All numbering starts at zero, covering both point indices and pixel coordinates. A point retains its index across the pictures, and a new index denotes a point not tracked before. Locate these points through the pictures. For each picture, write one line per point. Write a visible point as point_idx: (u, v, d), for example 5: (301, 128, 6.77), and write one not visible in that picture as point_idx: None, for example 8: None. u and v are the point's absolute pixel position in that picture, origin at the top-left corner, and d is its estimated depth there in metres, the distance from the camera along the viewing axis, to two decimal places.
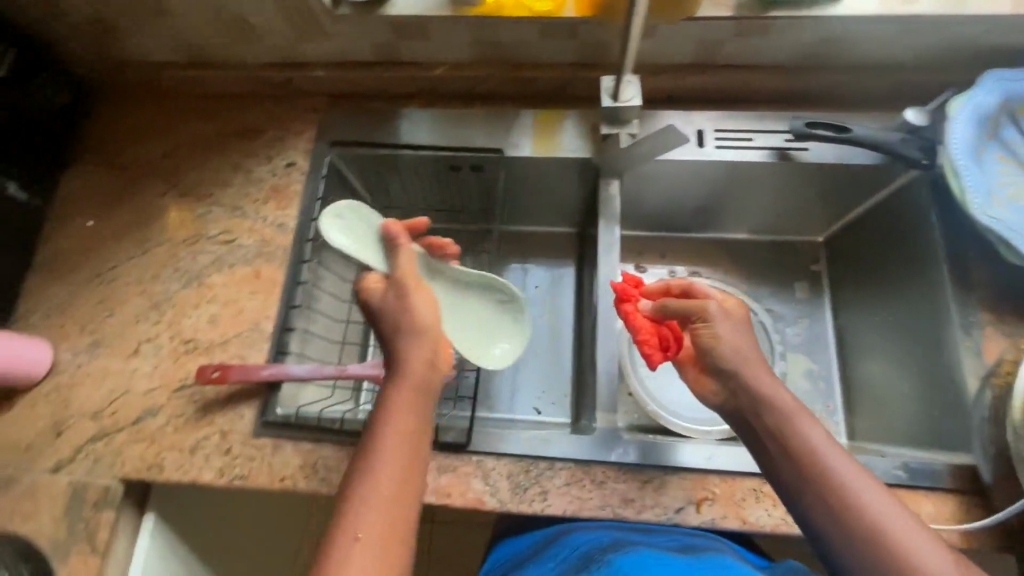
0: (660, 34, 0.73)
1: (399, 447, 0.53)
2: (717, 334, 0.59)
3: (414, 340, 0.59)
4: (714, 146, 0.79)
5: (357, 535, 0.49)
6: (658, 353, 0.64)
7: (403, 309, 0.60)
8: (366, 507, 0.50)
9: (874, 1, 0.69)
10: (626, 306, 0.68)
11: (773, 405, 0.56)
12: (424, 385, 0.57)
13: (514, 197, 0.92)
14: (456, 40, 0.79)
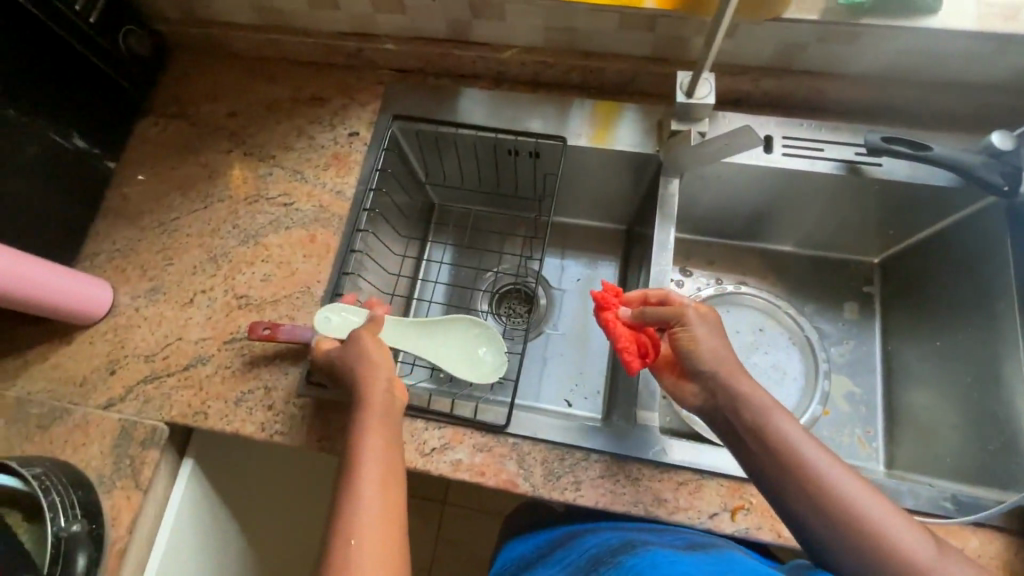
0: (741, 33, 0.71)
1: (377, 473, 0.57)
2: (695, 337, 0.60)
3: (370, 371, 0.63)
4: (782, 153, 0.77)
5: (352, 538, 0.52)
6: (638, 360, 0.64)
7: (353, 355, 0.65)
8: (355, 518, 0.53)
9: (973, 16, 0.66)
10: (608, 314, 0.67)
11: (749, 403, 0.57)
12: (386, 409, 0.62)
13: (566, 188, 0.91)
14: (530, 23, 0.78)
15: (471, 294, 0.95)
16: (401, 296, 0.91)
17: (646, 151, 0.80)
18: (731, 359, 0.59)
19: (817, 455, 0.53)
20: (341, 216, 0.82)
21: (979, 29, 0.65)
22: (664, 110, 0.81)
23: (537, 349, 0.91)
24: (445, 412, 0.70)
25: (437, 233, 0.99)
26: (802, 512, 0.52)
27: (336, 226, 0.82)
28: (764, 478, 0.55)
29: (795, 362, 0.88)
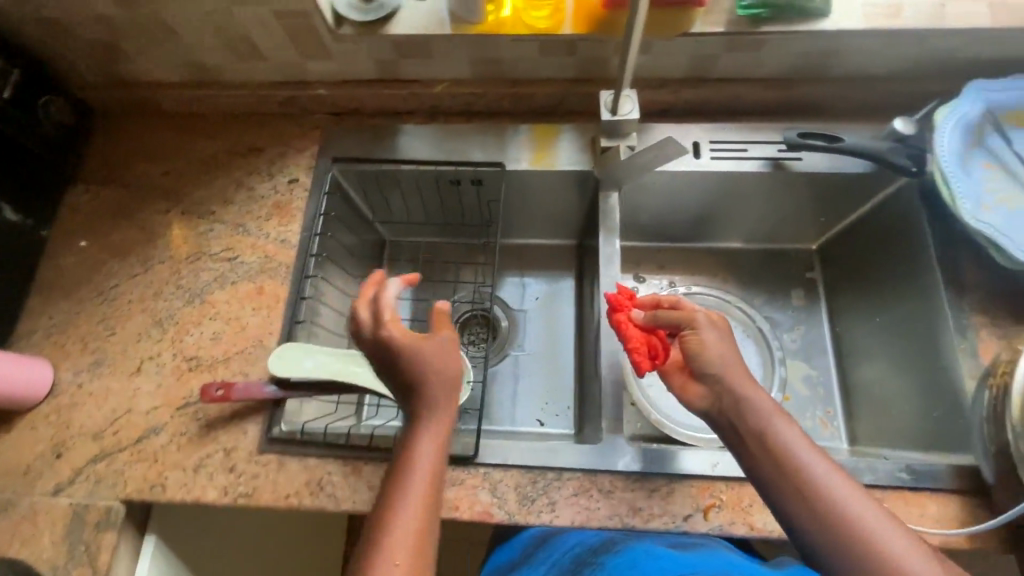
0: (656, 50, 0.75)
1: (422, 496, 0.55)
2: (703, 341, 0.61)
3: (437, 365, 0.59)
4: (710, 157, 0.81)
5: (396, 560, 0.51)
6: (647, 360, 0.66)
7: (422, 352, 0.59)
8: (399, 538, 0.52)
9: (860, 14, 0.71)
10: (620, 316, 0.71)
11: (751, 407, 0.57)
12: (446, 410, 0.59)
13: (512, 212, 0.93)
14: (455, 59, 0.79)
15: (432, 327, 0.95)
16: None
17: (583, 169, 0.83)
18: (721, 364, 0.60)
19: (813, 460, 0.54)
20: (288, 265, 0.81)
21: (869, 28, 0.70)
22: (596, 128, 0.84)
23: (503, 372, 0.92)
24: None
25: (392, 270, 0.99)
26: (800, 517, 0.52)
27: (283, 275, 0.81)
28: (762, 478, 0.55)
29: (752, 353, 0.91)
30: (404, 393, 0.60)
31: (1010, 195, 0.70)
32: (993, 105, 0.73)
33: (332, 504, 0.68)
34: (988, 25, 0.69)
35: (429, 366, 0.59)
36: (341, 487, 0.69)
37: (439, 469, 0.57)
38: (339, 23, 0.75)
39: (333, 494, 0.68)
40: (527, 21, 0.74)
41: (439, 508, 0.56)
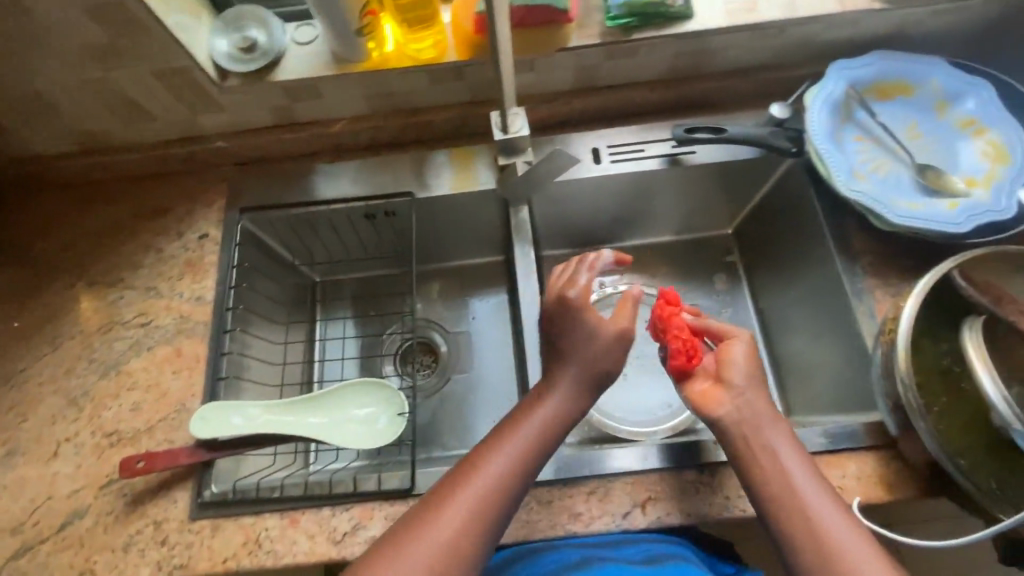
0: (540, 67, 0.77)
1: (515, 460, 0.60)
2: (734, 356, 0.65)
3: (595, 340, 0.66)
4: (610, 161, 0.84)
5: (464, 507, 0.56)
6: (683, 356, 0.69)
7: (593, 326, 0.67)
8: (475, 487, 0.58)
9: (722, 12, 0.75)
10: (669, 309, 0.76)
11: (768, 429, 0.62)
12: (588, 384, 0.66)
13: (434, 237, 0.94)
14: (346, 97, 0.80)
15: (375, 363, 0.95)
16: (294, 384, 0.90)
17: (486, 187, 0.84)
18: (744, 376, 0.64)
19: (809, 485, 0.59)
20: (204, 322, 0.79)
21: (732, 25, 0.74)
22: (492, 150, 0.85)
23: (448, 396, 0.92)
24: (349, 492, 0.69)
25: (324, 310, 0.98)
26: (794, 536, 0.57)
27: (200, 333, 0.79)
28: (765, 486, 0.59)
29: None
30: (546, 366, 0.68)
31: (880, 163, 0.76)
32: (857, 82, 0.78)
33: (272, 561, 0.66)
34: (838, 11, 0.74)
35: (580, 343, 0.66)
36: (280, 541, 0.67)
37: (546, 441, 0.62)
38: (223, 75, 0.75)
39: (271, 550, 0.67)
40: (411, 52, 0.75)
41: (527, 477, 0.60)
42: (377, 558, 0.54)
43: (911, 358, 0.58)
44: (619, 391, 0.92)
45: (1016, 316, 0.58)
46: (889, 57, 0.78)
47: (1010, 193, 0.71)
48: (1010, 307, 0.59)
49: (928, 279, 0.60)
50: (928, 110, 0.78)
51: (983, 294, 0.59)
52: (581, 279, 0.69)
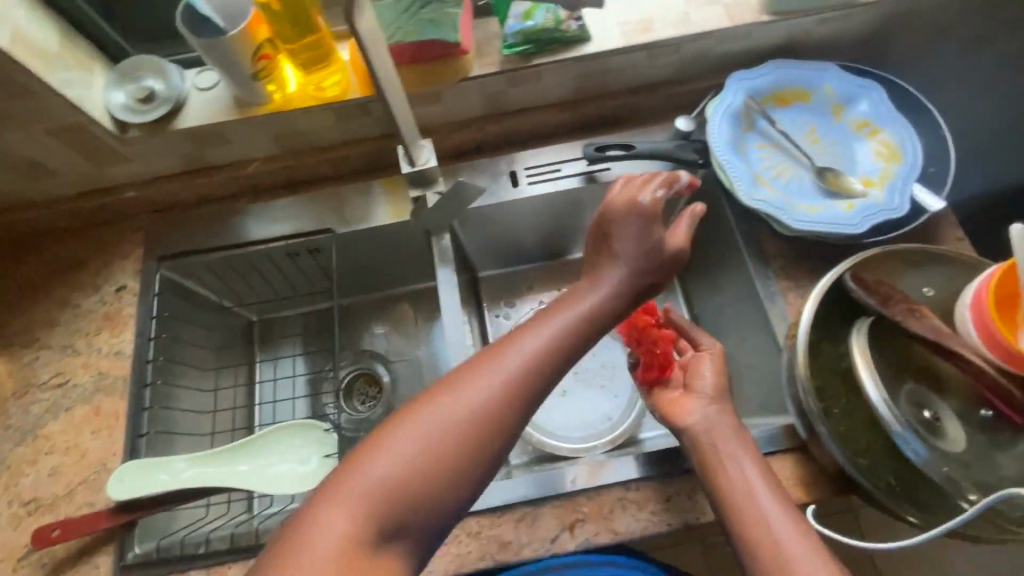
0: (445, 98, 0.78)
1: (546, 349, 0.51)
2: (701, 367, 0.70)
3: (655, 235, 0.59)
4: (528, 183, 0.85)
5: (478, 393, 0.48)
6: (657, 371, 0.75)
7: (657, 224, 0.59)
8: (495, 375, 0.49)
9: (618, 33, 0.76)
10: (646, 318, 0.83)
11: (729, 438, 0.63)
12: (640, 279, 0.58)
13: (359, 270, 0.92)
14: (254, 139, 0.79)
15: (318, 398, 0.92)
16: (226, 431, 0.88)
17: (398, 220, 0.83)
18: (712, 387, 0.68)
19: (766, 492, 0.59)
20: (124, 377, 0.78)
21: (627, 46, 0.76)
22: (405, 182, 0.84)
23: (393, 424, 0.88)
24: None
25: (264, 350, 0.96)
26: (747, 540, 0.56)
27: (120, 389, 0.77)
28: (722, 493, 0.60)
29: (617, 355, 0.97)
30: (599, 250, 0.60)
31: (782, 168, 0.78)
32: (755, 90, 0.80)
33: None
34: (727, 26, 0.76)
35: (637, 236, 0.59)
36: None
37: (586, 335, 0.54)
38: (123, 128, 0.74)
39: None
40: (313, 92, 0.75)
41: (559, 372, 0.52)
42: (384, 436, 0.46)
43: (808, 363, 0.60)
44: (560, 408, 0.93)
45: (903, 315, 0.59)
46: (785, 65, 0.80)
47: (904, 191, 0.73)
48: (897, 306, 0.60)
49: (828, 278, 0.62)
50: (826, 114, 0.80)
51: (872, 294, 0.61)
52: (657, 191, 0.60)
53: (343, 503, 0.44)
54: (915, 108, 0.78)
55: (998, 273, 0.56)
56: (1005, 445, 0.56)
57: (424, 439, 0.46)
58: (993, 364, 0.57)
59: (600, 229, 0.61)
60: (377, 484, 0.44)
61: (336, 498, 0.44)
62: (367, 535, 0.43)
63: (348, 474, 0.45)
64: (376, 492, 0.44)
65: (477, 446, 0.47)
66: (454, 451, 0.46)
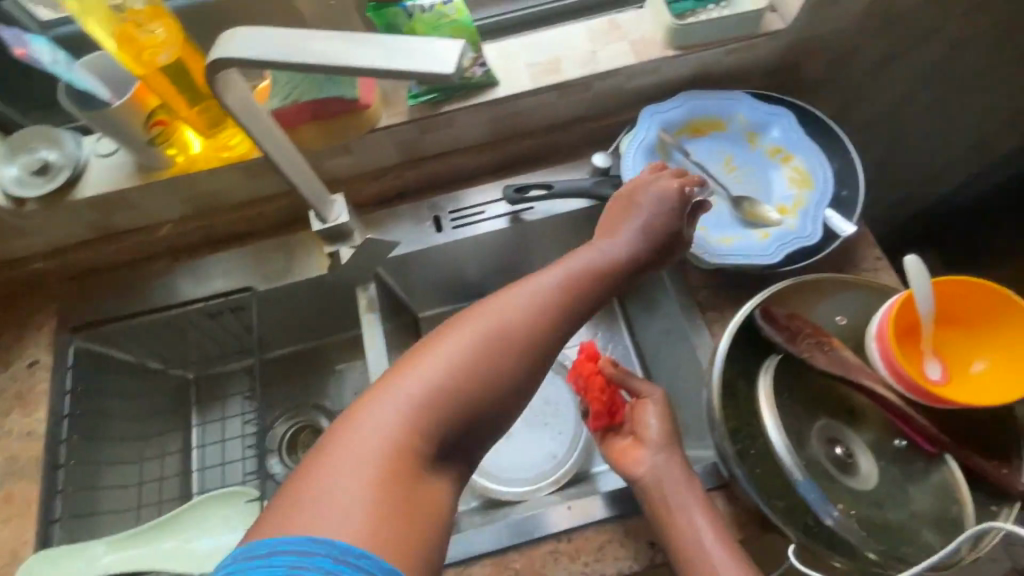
0: (356, 149, 0.77)
1: (565, 287, 0.55)
2: (647, 417, 0.67)
3: (670, 212, 0.65)
4: (452, 227, 0.84)
5: (496, 322, 0.51)
6: (604, 419, 0.71)
7: (676, 207, 0.66)
8: (515, 304, 0.52)
9: (525, 75, 0.76)
10: (589, 365, 0.77)
11: (676, 488, 0.62)
12: (655, 247, 0.64)
13: (288, 322, 0.89)
14: (162, 202, 0.77)
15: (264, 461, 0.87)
16: (152, 505, 0.83)
17: (316, 274, 0.81)
18: (661, 434, 0.66)
19: (713, 545, 0.58)
20: (35, 459, 0.74)
21: (534, 88, 0.75)
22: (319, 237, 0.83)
23: None
24: None
25: (206, 411, 0.91)
26: None
27: (32, 471, 0.74)
28: (671, 550, 0.59)
29: (560, 389, 0.96)
30: (615, 214, 0.66)
31: None
32: (669, 124, 0.80)
33: None
34: (633, 62, 0.76)
35: (657, 204, 0.65)
36: None
37: (606, 286, 0.58)
38: (19, 202, 0.72)
39: None
40: (219, 153, 0.73)
41: (579, 313, 0.55)
42: (428, 355, 0.49)
43: (724, 405, 0.59)
44: (505, 449, 0.91)
45: (810, 351, 0.60)
46: (697, 96, 0.80)
47: (816, 217, 0.74)
48: (804, 342, 0.60)
49: (742, 313, 0.61)
50: (739, 142, 0.81)
51: (779, 330, 0.61)
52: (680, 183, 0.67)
53: (391, 409, 0.46)
54: (824, 132, 0.79)
55: (896, 304, 0.57)
56: (917, 477, 0.57)
57: (460, 362, 0.48)
58: (895, 391, 0.58)
59: (626, 192, 0.68)
60: (423, 397, 0.47)
61: (384, 405, 0.46)
62: (412, 442, 0.45)
63: (394, 386, 0.47)
64: (421, 403, 0.47)
65: (511, 373, 0.50)
66: (492, 374, 0.49)
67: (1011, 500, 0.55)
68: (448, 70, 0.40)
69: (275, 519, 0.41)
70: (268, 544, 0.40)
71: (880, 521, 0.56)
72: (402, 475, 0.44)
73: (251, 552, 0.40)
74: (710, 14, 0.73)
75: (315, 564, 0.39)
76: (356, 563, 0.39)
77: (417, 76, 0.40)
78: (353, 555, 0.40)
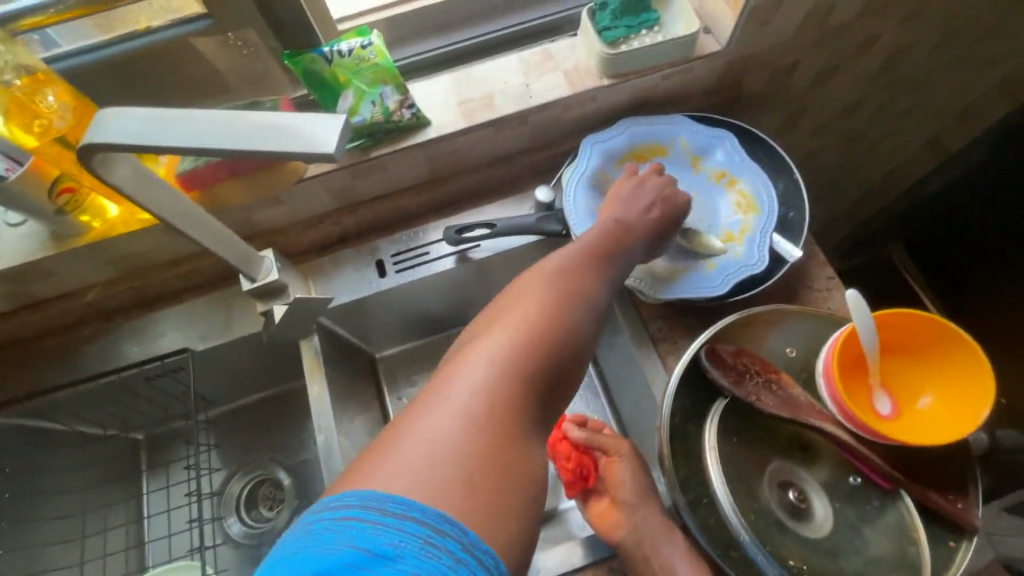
0: (286, 200, 0.73)
1: (601, 258, 0.56)
2: (620, 476, 0.65)
3: (676, 202, 0.68)
4: (396, 271, 0.80)
5: (553, 284, 0.51)
6: (579, 484, 0.66)
7: (681, 198, 0.68)
8: (564, 270, 0.53)
9: (456, 114, 0.73)
10: (554, 433, 0.68)
11: (655, 544, 0.60)
12: (661, 232, 0.66)
13: (232, 378, 0.85)
14: (83, 267, 0.73)
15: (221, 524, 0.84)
16: None
17: (255, 329, 0.78)
18: (635, 491, 0.64)
19: None
20: None
21: (468, 126, 0.72)
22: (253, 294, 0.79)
23: None
24: None
25: (153, 478, 0.87)
26: None
27: None
28: None
29: None
30: (624, 200, 0.67)
31: None
32: (610, 153, 0.78)
33: None
34: (569, 94, 0.73)
35: (668, 194, 0.67)
36: None
37: (626, 260, 0.60)
38: None
39: None
40: (138, 213, 0.70)
41: (614, 283, 0.56)
42: (508, 326, 0.46)
43: (674, 450, 0.57)
44: None
45: (757, 392, 0.58)
46: (638, 122, 0.78)
47: (763, 243, 0.72)
48: (752, 384, 0.59)
49: (688, 356, 0.60)
50: (684, 166, 0.79)
51: (726, 372, 0.59)
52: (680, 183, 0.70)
53: (487, 380, 0.43)
54: (767, 154, 0.77)
55: (840, 340, 0.55)
56: (871, 518, 0.56)
57: (533, 324, 0.47)
58: (845, 428, 0.57)
59: (650, 181, 0.69)
60: (514, 368, 0.44)
61: (476, 375, 0.43)
62: (510, 414, 0.42)
63: (485, 354, 0.44)
64: (517, 371, 0.44)
65: (583, 348, 0.49)
66: (569, 346, 0.48)
67: (966, 533, 0.54)
68: (330, 147, 0.37)
69: (389, 489, 0.37)
70: (396, 510, 0.36)
71: (838, 569, 0.54)
72: (511, 443, 0.41)
73: (380, 516, 0.35)
74: (643, 41, 0.70)
75: (446, 547, 0.35)
76: (483, 553, 0.36)
77: (296, 155, 0.38)
78: (480, 544, 0.36)
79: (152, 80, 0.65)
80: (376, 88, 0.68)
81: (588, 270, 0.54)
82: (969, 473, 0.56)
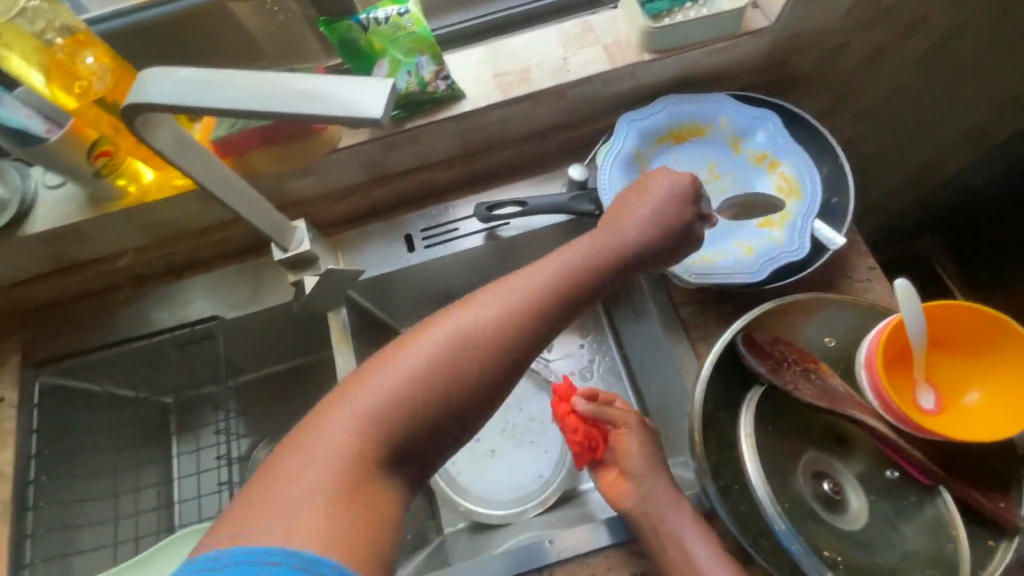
0: (318, 171, 0.73)
1: (549, 287, 0.51)
2: (629, 446, 0.64)
3: (671, 213, 0.57)
4: (424, 246, 0.80)
5: (475, 323, 0.48)
6: (589, 455, 0.65)
7: (677, 206, 0.57)
8: (494, 304, 0.49)
9: (491, 88, 0.71)
10: (562, 405, 0.68)
11: (664, 515, 0.59)
12: (651, 249, 0.56)
13: (260, 347, 0.87)
14: (119, 232, 0.73)
15: None
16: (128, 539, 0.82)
17: (285, 299, 0.78)
18: (643, 463, 0.62)
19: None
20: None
21: (503, 100, 0.71)
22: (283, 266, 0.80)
23: None
24: None
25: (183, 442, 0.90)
26: None
27: None
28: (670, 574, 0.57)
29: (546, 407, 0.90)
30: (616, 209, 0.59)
31: None
32: (646, 133, 0.75)
33: None
34: (608, 69, 0.71)
35: (664, 201, 0.57)
36: None
37: (597, 283, 0.53)
38: None
39: None
40: (173, 179, 0.70)
41: (566, 311, 0.51)
42: (400, 368, 0.45)
43: (707, 436, 0.56)
44: (489, 468, 0.86)
45: (794, 380, 0.57)
46: (678, 101, 0.76)
47: (804, 229, 0.70)
48: (789, 372, 0.57)
49: (724, 337, 0.58)
50: (723, 148, 0.76)
51: (763, 359, 0.58)
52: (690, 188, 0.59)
53: (360, 423, 0.43)
54: (813, 137, 0.74)
55: (886, 330, 0.53)
56: (908, 513, 0.55)
57: (430, 367, 0.46)
58: (886, 421, 0.55)
59: (647, 183, 0.59)
60: (393, 412, 0.44)
61: (366, 399, 0.44)
62: (378, 451, 0.43)
63: (370, 393, 0.45)
64: (392, 417, 0.44)
65: (485, 395, 0.47)
66: (473, 377, 0.47)
67: (1007, 535, 0.52)
68: (375, 112, 0.37)
69: (240, 525, 0.39)
70: (234, 554, 0.38)
71: (872, 562, 0.53)
72: (364, 487, 0.42)
73: (223, 563, 0.37)
74: (688, 14, 0.68)
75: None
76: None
77: (337, 120, 0.37)
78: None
79: (188, 44, 0.64)
80: (412, 58, 0.66)
81: (538, 288, 0.50)
82: (1015, 473, 0.54)
